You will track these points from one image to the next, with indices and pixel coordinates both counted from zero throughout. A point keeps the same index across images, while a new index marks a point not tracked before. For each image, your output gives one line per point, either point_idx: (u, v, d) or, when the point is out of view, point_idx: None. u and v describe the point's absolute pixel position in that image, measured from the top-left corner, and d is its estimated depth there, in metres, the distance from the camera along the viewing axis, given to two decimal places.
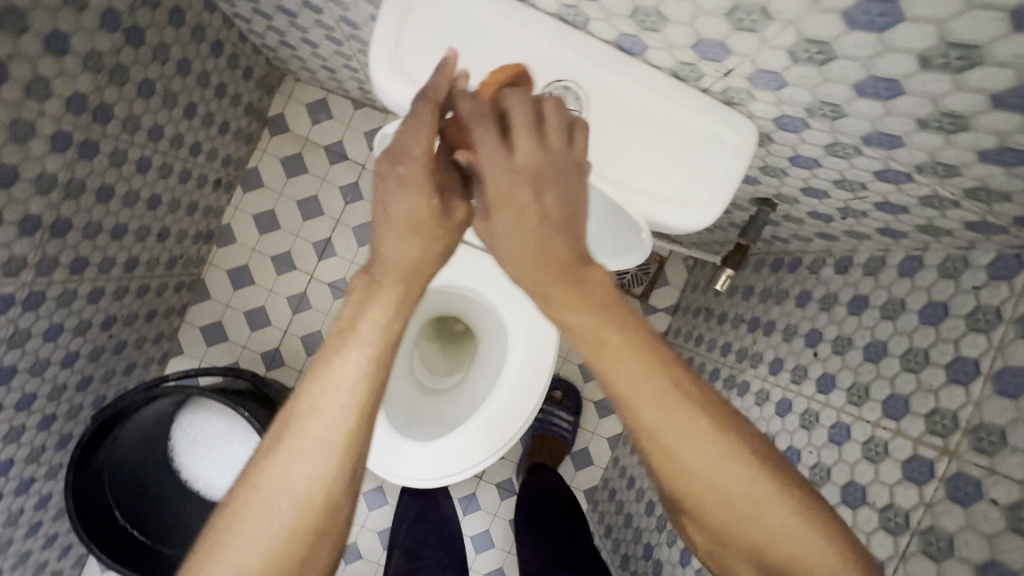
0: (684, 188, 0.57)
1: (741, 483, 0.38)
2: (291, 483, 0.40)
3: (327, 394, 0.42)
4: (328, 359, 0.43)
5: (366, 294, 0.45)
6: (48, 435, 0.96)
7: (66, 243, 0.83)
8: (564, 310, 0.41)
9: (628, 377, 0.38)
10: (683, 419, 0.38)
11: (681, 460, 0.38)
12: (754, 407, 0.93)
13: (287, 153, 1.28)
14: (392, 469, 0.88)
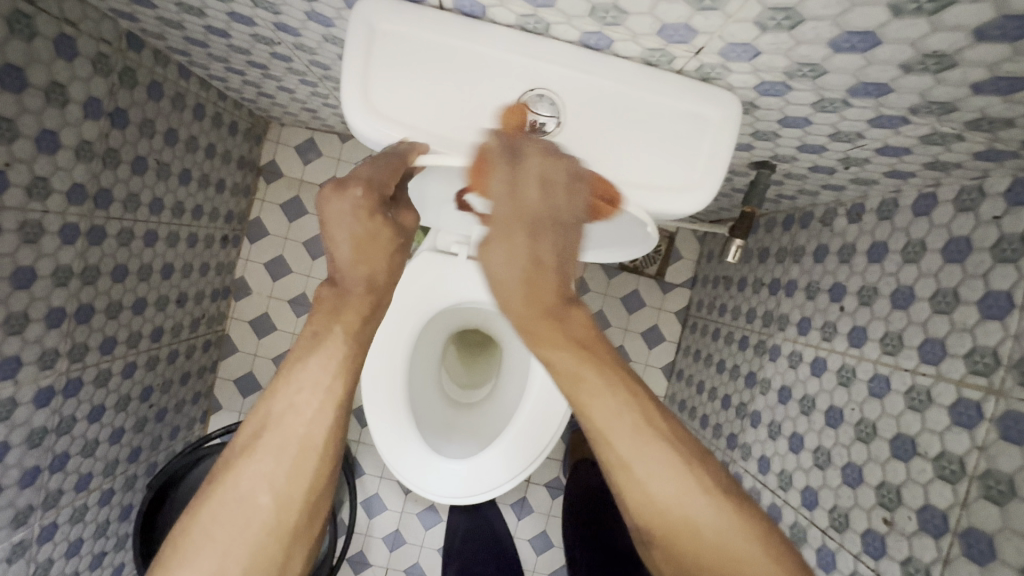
0: (674, 174, 0.56)
1: (708, 522, 0.43)
2: (266, 471, 0.47)
3: (305, 393, 0.48)
4: (299, 363, 0.49)
5: (331, 311, 0.51)
6: (110, 508, 1.00)
7: (92, 327, 0.86)
8: (545, 343, 0.46)
9: (604, 415, 0.45)
10: (661, 463, 0.44)
11: (649, 493, 0.44)
12: (788, 370, 0.91)
13: (285, 198, 1.30)
14: (432, 491, 0.90)
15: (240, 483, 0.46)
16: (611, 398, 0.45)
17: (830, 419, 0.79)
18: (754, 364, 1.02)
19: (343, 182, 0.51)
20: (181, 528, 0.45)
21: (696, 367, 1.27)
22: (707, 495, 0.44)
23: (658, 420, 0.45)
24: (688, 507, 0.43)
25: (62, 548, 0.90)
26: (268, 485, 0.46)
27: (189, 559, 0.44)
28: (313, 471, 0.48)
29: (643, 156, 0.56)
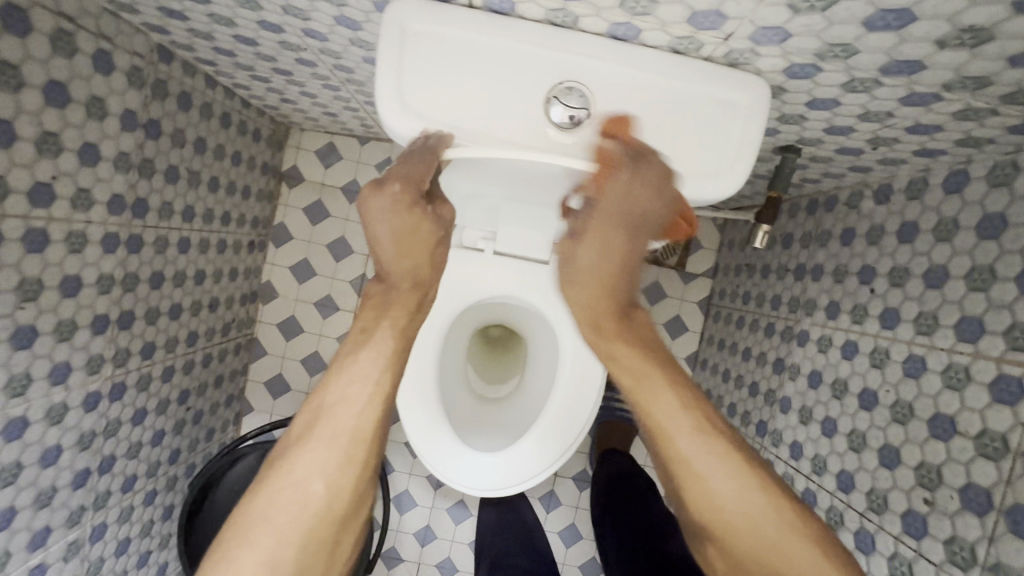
0: (704, 160, 0.57)
1: (743, 502, 0.51)
2: (320, 457, 0.51)
3: (355, 385, 0.54)
4: (351, 357, 0.56)
5: (379, 310, 0.59)
6: (154, 508, 1.03)
7: (133, 333, 0.89)
8: (615, 342, 0.57)
9: (664, 411, 0.54)
10: (713, 449, 0.53)
11: (701, 478, 0.52)
12: (818, 354, 0.91)
13: (307, 202, 1.32)
14: (470, 484, 0.91)
15: (296, 468, 0.50)
16: (663, 395, 0.55)
17: (864, 402, 0.79)
18: (782, 350, 1.02)
19: (381, 181, 0.58)
20: (241, 513, 0.49)
21: (721, 356, 1.27)
22: (748, 481, 0.52)
23: (711, 417, 0.55)
24: (738, 491, 0.52)
25: (111, 547, 0.93)
26: (320, 469, 0.51)
27: (250, 540, 0.47)
28: (363, 455, 0.53)
29: (673, 143, 0.56)
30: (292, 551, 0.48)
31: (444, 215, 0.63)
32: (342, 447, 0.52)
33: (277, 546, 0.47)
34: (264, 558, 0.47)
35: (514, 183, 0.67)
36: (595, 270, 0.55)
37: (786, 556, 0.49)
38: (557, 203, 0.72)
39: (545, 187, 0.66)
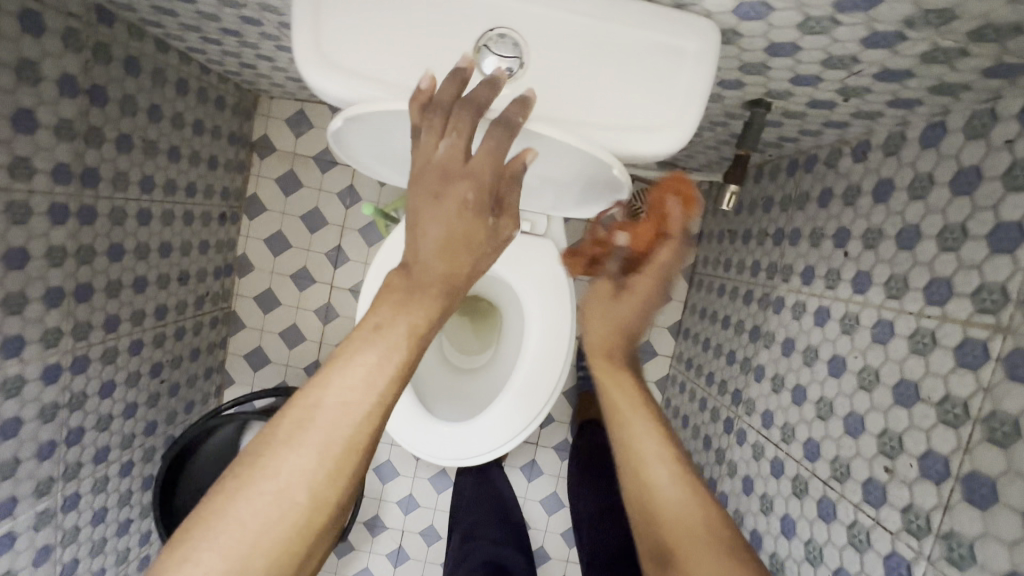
0: (647, 114, 0.53)
1: (694, 514, 0.53)
2: (296, 473, 0.42)
3: (350, 387, 0.43)
4: (352, 350, 0.45)
5: (399, 300, 0.47)
6: (132, 479, 1.05)
7: (94, 306, 0.88)
8: (609, 355, 0.65)
9: (627, 408, 0.60)
10: (670, 463, 0.56)
11: (650, 484, 0.55)
12: (792, 321, 0.88)
13: (279, 173, 1.29)
14: (435, 453, 0.90)
15: (271, 469, 0.42)
16: (628, 398, 0.60)
17: (833, 369, 0.76)
18: (759, 317, 0.99)
19: (445, 172, 0.48)
20: (205, 505, 0.41)
21: (702, 325, 1.24)
22: (695, 499, 0.54)
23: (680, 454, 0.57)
24: (685, 503, 0.54)
25: (87, 516, 0.94)
26: (287, 490, 0.41)
27: (213, 533, 0.40)
28: (347, 475, 0.43)
29: (613, 96, 0.53)
30: (255, 567, 0.40)
31: (504, 229, 0.52)
32: (330, 467, 0.42)
33: (247, 556, 0.40)
34: (222, 567, 0.39)
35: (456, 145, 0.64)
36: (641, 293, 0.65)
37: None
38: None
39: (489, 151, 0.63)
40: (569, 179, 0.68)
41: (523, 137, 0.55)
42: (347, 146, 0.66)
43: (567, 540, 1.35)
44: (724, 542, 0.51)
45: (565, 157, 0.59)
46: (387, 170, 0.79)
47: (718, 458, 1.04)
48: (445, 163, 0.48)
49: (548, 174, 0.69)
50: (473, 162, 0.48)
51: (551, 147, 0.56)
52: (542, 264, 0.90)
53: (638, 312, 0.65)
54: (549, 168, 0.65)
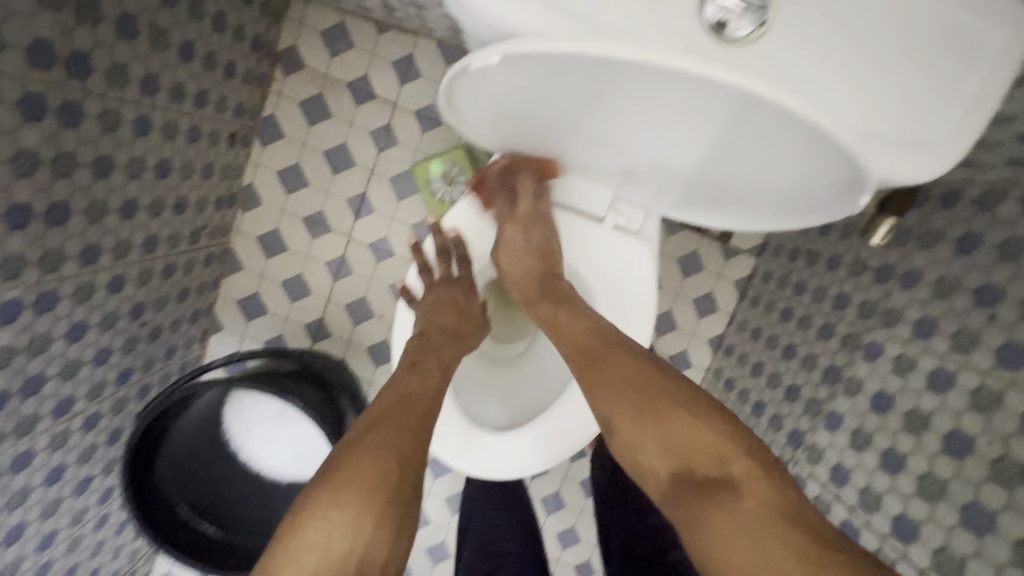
0: (915, 123, 0.44)
1: (621, 380, 0.56)
2: (319, 543, 0.45)
3: (385, 418, 0.56)
4: (384, 400, 0.59)
5: (411, 381, 0.63)
6: (97, 433, 0.90)
7: (69, 231, 0.70)
8: (545, 286, 0.71)
9: (562, 321, 0.66)
10: (595, 354, 0.60)
11: (587, 375, 0.59)
12: (892, 376, 0.78)
13: (306, 95, 1.10)
14: (465, 460, 0.79)
15: (300, 541, 0.45)
16: (562, 313, 0.67)
17: (950, 446, 0.66)
18: (841, 358, 0.88)
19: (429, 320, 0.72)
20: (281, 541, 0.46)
21: (754, 347, 1.14)
22: (625, 369, 0.57)
23: (608, 343, 0.61)
24: (614, 372, 0.57)
25: (41, 475, 0.79)
26: (318, 556, 0.45)
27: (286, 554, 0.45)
28: (391, 484, 0.50)
29: (882, 93, 0.43)
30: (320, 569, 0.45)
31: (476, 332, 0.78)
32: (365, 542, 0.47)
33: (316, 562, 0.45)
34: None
35: (640, 121, 0.51)
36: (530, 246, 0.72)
37: (655, 438, 0.52)
38: (681, 155, 0.56)
39: (675, 139, 0.52)
40: (756, 182, 0.56)
41: (758, 124, 0.43)
42: (484, 93, 0.53)
43: (561, 541, 1.29)
44: (646, 386, 0.55)
45: (789, 157, 0.48)
46: (502, 134, 0.64)
47: None
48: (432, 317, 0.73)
49: (729, 174, 0.57)
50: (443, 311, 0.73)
51: (782, 141, 0.45)
52: (630, 266, 0.75)
53: (523, 242, 0.72)
54: (739, 165, 0.53)
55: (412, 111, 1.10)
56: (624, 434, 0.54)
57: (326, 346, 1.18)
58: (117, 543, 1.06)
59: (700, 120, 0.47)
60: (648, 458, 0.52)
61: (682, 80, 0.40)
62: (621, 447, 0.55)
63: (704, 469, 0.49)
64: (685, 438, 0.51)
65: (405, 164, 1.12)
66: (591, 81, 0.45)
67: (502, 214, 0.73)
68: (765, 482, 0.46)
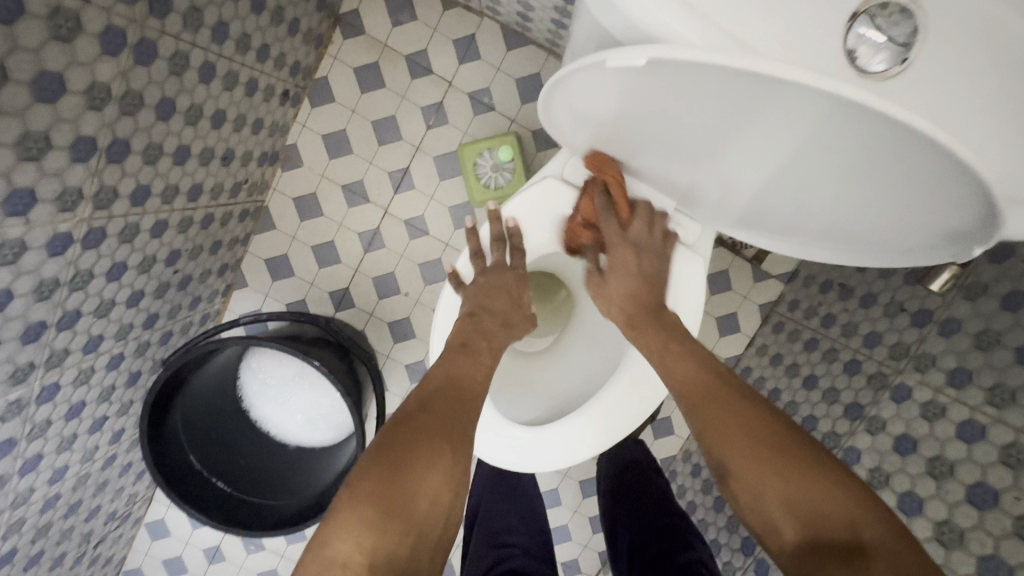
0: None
1: (742, 425, 0.55)
2: (373, 517, 0.47)
3: (440, 397, 0.59)
4: (439, 378, 0.62)
5: (466, 366, 0.64)
6: (117, 374, 0.89)
7: (125, 170, 0.69)
8: (644, 329, 0.70)
9: (674, 358, 0.65)
10: (715, 399, 0.58)
11: (702, 423, 0.58)
12: (918, 421, 0.78)
13: (361, 62, 1.08)
14: (488, 449, 0.80)
15: (358, 512, 0.47)
16: (678, 353, 0.65)
17: (974, 498, 0.67)
18: (865, 396, 0.89)
19: (481, 307, 0.72)
20: (340, 498, 0.49)
21: (772, 372, 1.14)
22: (745, 416, 0.56)
23: (727, 388, 0.59)
24: (736, 419, 0.56)
25: (62, 410, 0.79)
26: (375, 530, 0.47)
27: (343, 508, 0.48)
28: (445, 457, 0.53)
29: (1007, 145, 0.43)
30: (372, 522, 0.47)
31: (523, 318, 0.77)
32: (416, 524, 0.48)
33: (369, 516, 0.47)
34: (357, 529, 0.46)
35: (751, 136, 0.51)
36: (639, 277, 0.71)
37: (785, 489, 0.50)
38: (780, 175, 0.56)
39: (779, 153, 0.52)
40: (849, 215, 0.56)
41: (880, 149, 0.44)
42: (595, 87, 0.52)
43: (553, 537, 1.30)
44: (771, 436, 0.53)
45: (906, 190, 0.47)
46: (586, 129, 0.63)
47: None
48: (485, 303, 0.72)
49: (821, 201, 0.56)
50: (493, 299, 0.73)
51: (907, 177, 0.45)
52: (683, 278, 0.75)
53: (626, 278, 0.72)
54: (826, 186, 0.53)
55: (466, 92, 1.09)
56: (746, 485, 0.53)
57: (348, 316, 1.18)
58: (118, 485, 1.06)
59: (824, 138, 0.46)
60: (771, 513, 0.51)
61: (814, 96, 0.41)
62: (744, 497, 0.53)
63: (832, 532, 0.47)
64: (815, 488, 0.49)
65: (451, 144, 1.11)
66: (718, 87, 0.45)
67: (608, 239, 0.72)
68: (898, 541, 0.45)
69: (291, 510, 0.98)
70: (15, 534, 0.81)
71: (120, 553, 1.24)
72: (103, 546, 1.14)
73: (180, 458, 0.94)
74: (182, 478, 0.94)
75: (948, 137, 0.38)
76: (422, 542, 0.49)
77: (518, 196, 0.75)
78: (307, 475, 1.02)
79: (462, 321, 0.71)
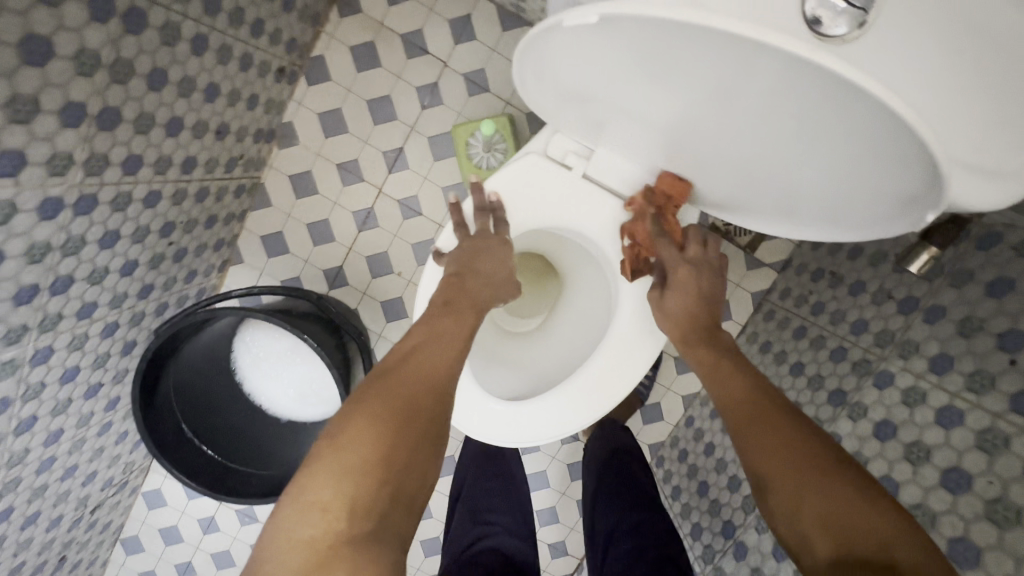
0: (983, 152, 0.46)
1: (797, 443, 0.54)
2: (354, 468, 0.48)
3: (418, 355, 0.59)
4: (419, 336, 0.62)
5: (450, 325, 0.65)
6: (112, 342, 0.91)
7: (117, 138, 0.70)
8: (693, 349, 0.70)
9: (721, 376, 0.65)
10: (770, 418, 0.57)
11: (751, 436, 0.57)
12: (900, 407, 0.78)
13: (357, 41, 1.09)
14: (468, 423, 0.81)
15: (339, 458, 0.49)
16: (729, 374, 0.64)
17: (948, 482, 0.68)
18: (849, 383, 0.89)
19: (463, 272, 0.72)
20: (318, 450, 0.50)
21: (761, 360, 1.14)
22: (795, 435, 0.55)
23: (793, 414, 0.58)
24: (794, 438, 0.55)
25: (57, 373, 0.81)
26: (354, 477, 0.48)
27: (322, 460, 0.49)
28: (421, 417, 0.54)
29: (959, 122, 0.45)
30: (350, 473, 0.48)
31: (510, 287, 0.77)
32: (395, 475, 0.50)
33: (349, 468, 0.48)
34: (335, 478, 0.48)
35: (711, 96, 0.51)
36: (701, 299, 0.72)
37: (832, 509, 0.49)
38: (748, 147, 0.57)
39: (747, 123, 0.53)
40: (815, 187, 0.57)
41: (839, 118, 0.44)
42: (561, 50, 0.53)
43: (540, 518, 1.32)
44: (820, 459, 0.52)
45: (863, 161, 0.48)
46: (563, 100, 0.64)
47: (743, 504, 0.93)
48: (473, 265, 0.73)
49: (788, 168, 0.56)
50: (480, 265, 0.73)
51: (858, 140, 0.45)
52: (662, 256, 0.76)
53: (687, 300, 0.72)
54: (792, 159, 0.55)
55: (461, 73, 1.09)
56: (786, 494, 0.52)
57: (342, 294, 1.20)
58: (115, 452, 1.08)
59: (786, 106, 0.47)
60: (807, 526, 0.50)
61: (772, 60, 0.41)
62: (784, 506, 0.52)
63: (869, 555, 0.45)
64: (864, 514, 0.48)
65: (446, 124, 1.11)
66: (685, 51, 0.45)
67: (666, 260, 0.74)
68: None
69: (280, 480, 1.00)
70: (11, 493, 0.84)
71: (118, 520, 1.27)
72: (101, 512, 1.17)
73: (170, 424, 0.96)
74: (174, 444, 0.96)
75: (887, 94, 0.38)
76: (403, 494, 0.50)
77: (502, 172, 0.77)
78: (296, 448, 1.05)
79: (447, 282, 0.71)
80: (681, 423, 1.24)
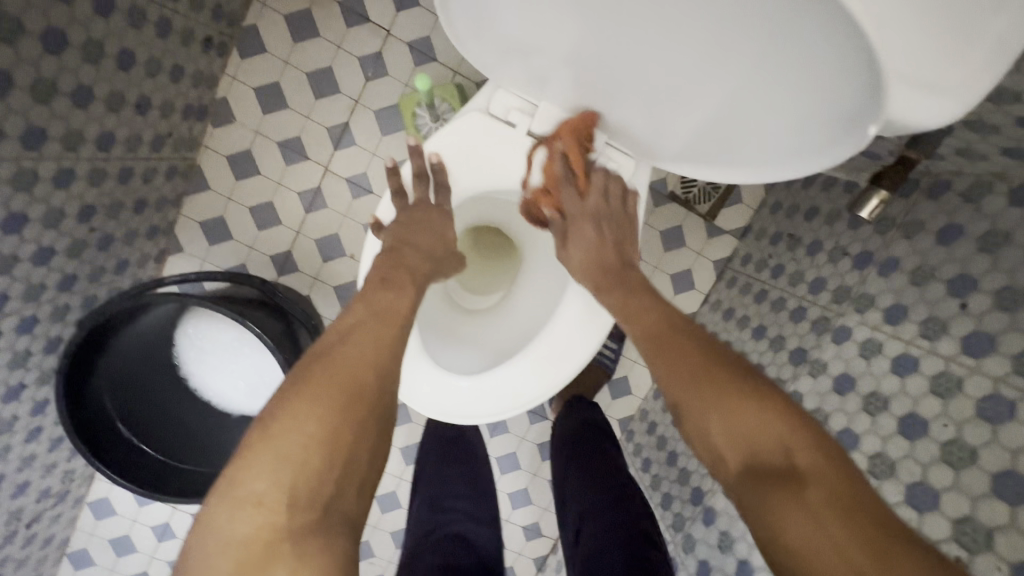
0: (929, 65, 0.41)
1: (694, 362, 0.55)
2: (293, 456, 0.45)
3: (355, 329, 0.55)
4: (357, 310, 0.58)
5: (391, 297, 0.61)
6: (32, 339, 0.84)
7: (10, 107, 0.63)
8: (601, 289, 0.68)
9: (625, 310, 0.64)
10: (673, 345, 0.57)
11: (658, 365, 0.57)
12: (858, 360, 0.78)
13: (292, 9, 1.02)
14: (422, 401, 0.77)
15: (277, 446, 0.45)
16: (634, 304, 0.64)
17: (905, 429, 0.68)
18: (809, 341, 0.88)
19: (403, 246, 0.68)
20: (252, 439, 0.46)
21: (725, 327, 1.14)
22: (696, 358, 0.55)
23: (691, 334, 0.58)
24: (691, 360, 0.55)
25: None
26: (295, 468, 0.44)
27: (258, 451, 0.45)
28: (360, 395, 0.50)
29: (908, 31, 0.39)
30: (292, 460, 0.45)
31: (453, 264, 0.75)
32: (343, 457, 0.47)
33: (288, 456, 0.45)
34: (273, 468, 0.44)
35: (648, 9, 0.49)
36: (597, 241, 0.70)
37: (742, 425, 0.50)
38: (691, 76, 0.55)
39: (688, 39, 0.50)
40: (760, 118, 0.55)
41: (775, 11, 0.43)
42: None
43: (512, 501, 1.29)
44: (718, 374, 0.53)
45: (804, 69, 0.46)
46: (501, 45, 0.60)
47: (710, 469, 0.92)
48: (413, 238, 0.69)
49: (730, 94, 0.54)
50: (423, 239, 0.70)
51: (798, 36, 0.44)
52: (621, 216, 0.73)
53: (584, 252, 0.71)
54: (735, 85, 0.52)
55: (405, 42, 1.04)
56: (697, 412, 0.53)
57: (291, 281, 1.14)
58: (49, 460, 1.01)
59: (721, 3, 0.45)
60: (714, 441, 0.51)
61: None
62: (698, 427, 0.53)
63: (769, 458, 0.48)
64: (765, 425, 0.49)
65: (392, 97, 1.06)
66: None
67: (569, 212, 0.72)
68: (832, 476, 0.45)
69: None
70: None
71: (63, 534, 1.19)
72: (40, 526, 1.09)
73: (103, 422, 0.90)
74: (107, 446, 0.90)
75: None
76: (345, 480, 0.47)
77: (444, 132, 0.72)
78: None
79: (386, 255, 0.67)
80: (649, 396, 1.23)
